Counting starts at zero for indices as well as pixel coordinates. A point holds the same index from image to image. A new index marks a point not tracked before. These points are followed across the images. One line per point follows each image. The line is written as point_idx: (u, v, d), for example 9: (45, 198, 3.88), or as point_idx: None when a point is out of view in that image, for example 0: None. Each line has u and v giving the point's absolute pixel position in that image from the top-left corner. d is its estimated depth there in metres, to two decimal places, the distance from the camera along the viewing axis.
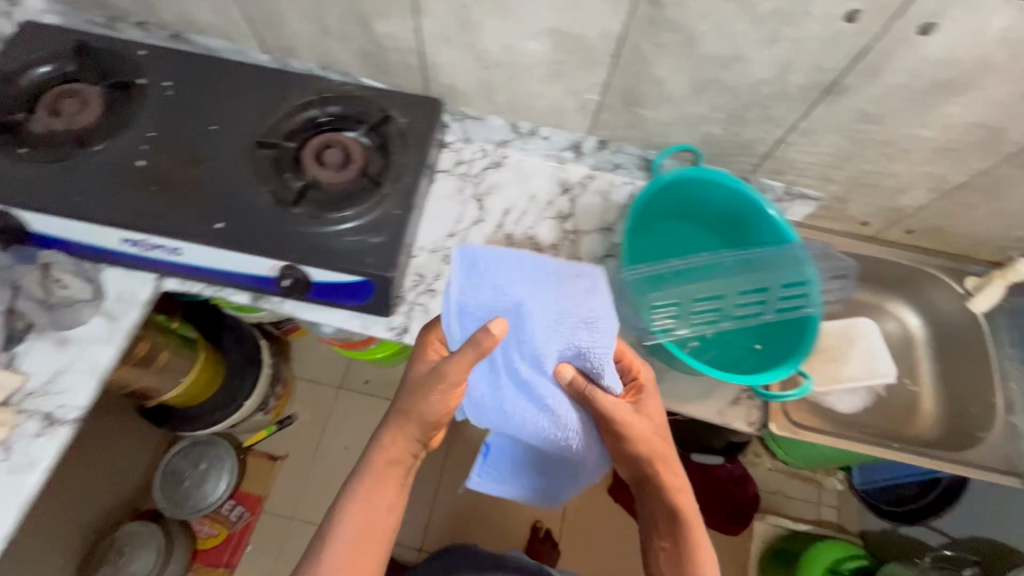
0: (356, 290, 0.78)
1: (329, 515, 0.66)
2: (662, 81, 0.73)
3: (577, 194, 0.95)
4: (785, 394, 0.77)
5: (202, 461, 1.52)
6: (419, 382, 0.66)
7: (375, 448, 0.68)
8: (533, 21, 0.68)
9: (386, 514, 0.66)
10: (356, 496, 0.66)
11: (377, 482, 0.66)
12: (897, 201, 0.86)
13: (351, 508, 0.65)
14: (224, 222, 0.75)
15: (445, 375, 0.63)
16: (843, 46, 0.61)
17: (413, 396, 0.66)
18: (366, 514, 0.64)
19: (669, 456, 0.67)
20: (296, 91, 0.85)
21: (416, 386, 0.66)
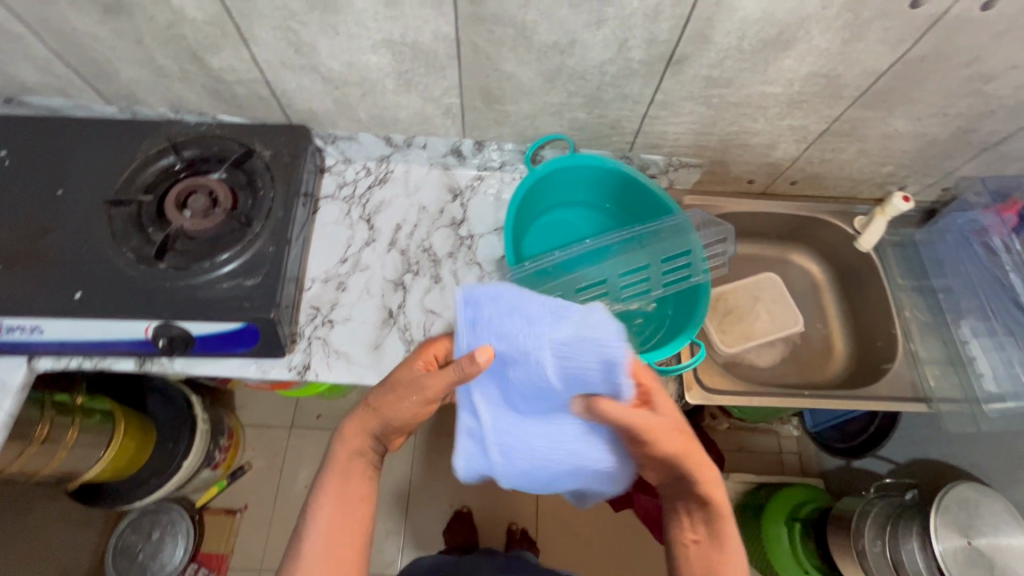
0: (242, 337, 0.74)
1: (293, 536, 0.57)
2: (511, 75, 0.72)
3: (468, 198, 0.94)
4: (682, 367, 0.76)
5: (155, 530, 1.45)
6: (392, 384, 0.59)
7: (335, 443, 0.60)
8: (364, 35, 0.66)
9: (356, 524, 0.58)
10: (324, 507, 0.57)
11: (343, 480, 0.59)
12: (772, 156, 0.88)
13: (317, 510, 0.57)
14: (83, 291, 0.71)
15: (423, 388, 0.56)
16: (666, 18, 0.61)
17: (381, 391, 0.59)
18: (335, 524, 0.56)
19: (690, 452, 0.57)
20: (147, 140, 0.81)
21: (389, 388, 0.59)
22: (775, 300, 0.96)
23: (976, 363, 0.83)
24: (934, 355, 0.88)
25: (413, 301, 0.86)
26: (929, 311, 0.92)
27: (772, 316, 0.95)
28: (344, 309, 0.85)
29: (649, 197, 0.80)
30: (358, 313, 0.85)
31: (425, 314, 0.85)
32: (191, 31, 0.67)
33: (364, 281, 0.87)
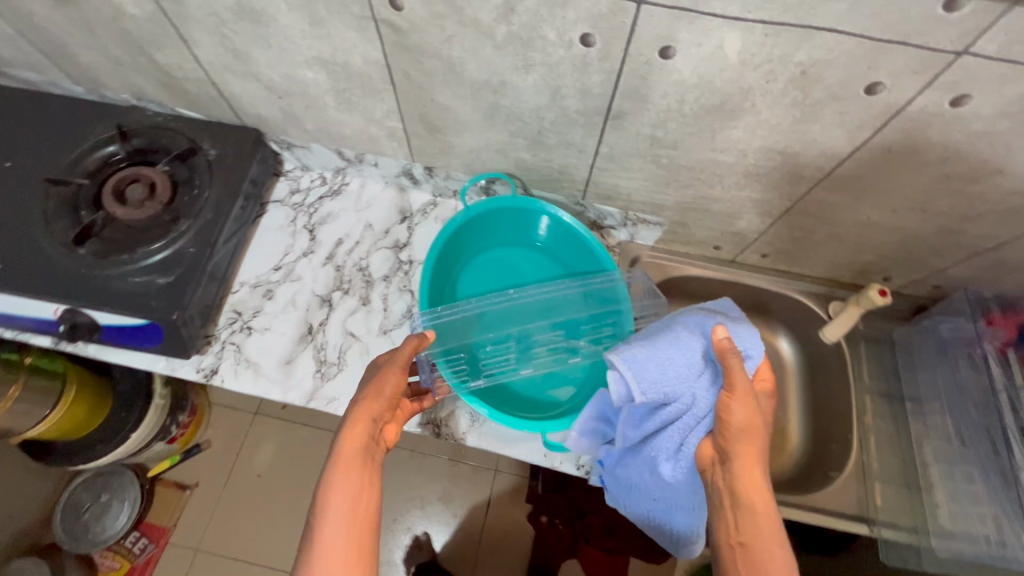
0: (147, 333, 0.74)
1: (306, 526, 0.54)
2: (449, 108, 0.69)
3: (416, 222, 0.91)
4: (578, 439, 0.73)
5: (104, 493, 1.49)
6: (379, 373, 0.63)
7: (335, 441, 0.58)
8: (296, 50, 0.64)
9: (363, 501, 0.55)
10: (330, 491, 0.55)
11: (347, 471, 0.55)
12: (737, 226, 0.80)
13: (327, 499, 0.54)
14: (1, 265, 0.72)
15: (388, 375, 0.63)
16: (594, 70, 0.56)
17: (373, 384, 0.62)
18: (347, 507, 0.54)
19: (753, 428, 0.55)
20: (103, 125, 0.82)
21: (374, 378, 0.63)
22: None
23: (932, 490, 0.74)
24: (888, 471, 0.79)
25: (336, 320, 0.84)
26: (894, 421, 0.82)
27: None
28: (265, 317, 0.83)
29: (587, 250, 0.79)
30: (278, 324, 0.83)
31: (345, 336, 0.83)
32: (134, 26, 0.67)
33: (291, 292, 0.86)
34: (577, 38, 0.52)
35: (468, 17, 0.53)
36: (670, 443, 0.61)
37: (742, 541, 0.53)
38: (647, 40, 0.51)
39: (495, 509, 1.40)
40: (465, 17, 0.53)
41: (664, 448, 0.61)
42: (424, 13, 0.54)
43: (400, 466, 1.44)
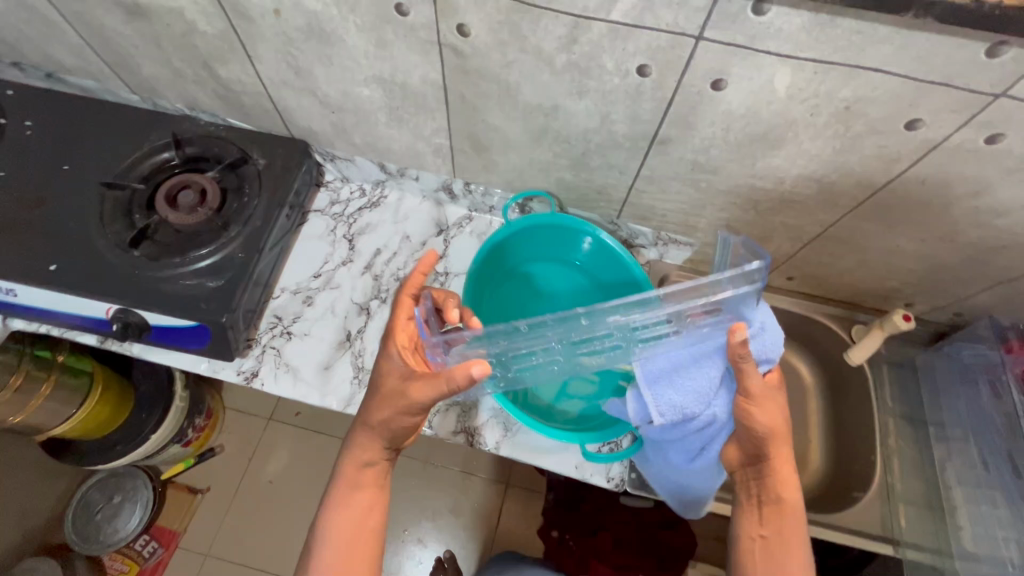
0: (194, 335, 0.76)
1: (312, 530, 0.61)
2: (498, 128, 0.72)
3: (452, 236, 0.94)
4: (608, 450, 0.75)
5: (117, 494, 1.49)
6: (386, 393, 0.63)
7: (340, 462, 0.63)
8: (356, 69, 0.68)
9: (366, 518, 0.61)
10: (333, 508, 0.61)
11: (348, 494, 0.61)
12: (766, 249, 0.83)
13: (329, 518, 0.60)
14: (58, 265, 0.75)
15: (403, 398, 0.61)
16: (647, 97, 0.59)
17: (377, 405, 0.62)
18: (345, 528, 0.59)
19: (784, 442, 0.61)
20: (158, 133, 0.85)
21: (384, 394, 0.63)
22: None
23: (955, 513, 0.75)
24: (912, 493, 0.80)
25: (373, 328, 0.86)
26: (916, 444, 0.84)
27: None
28: (305, 323, 0.86)
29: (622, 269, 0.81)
30: (317, 330, 0.85)
31: (382, 344, 0.85)
32: (202, 41, 0.71)
33: (330, 300, 0.88)
34: (634, 68, 0.56)
35: (531, 46, 0.57)
36: (695, 445, 0.68)
37: (763, 533, 0.60)
38: (701, 73, 0.54)
39: (507, 522, 1.41)
40: (528, 45, 0.57)
41: (687, 448, 0.69)
42: (489, 40, 0.58)
43: (414, 476, 1.45)
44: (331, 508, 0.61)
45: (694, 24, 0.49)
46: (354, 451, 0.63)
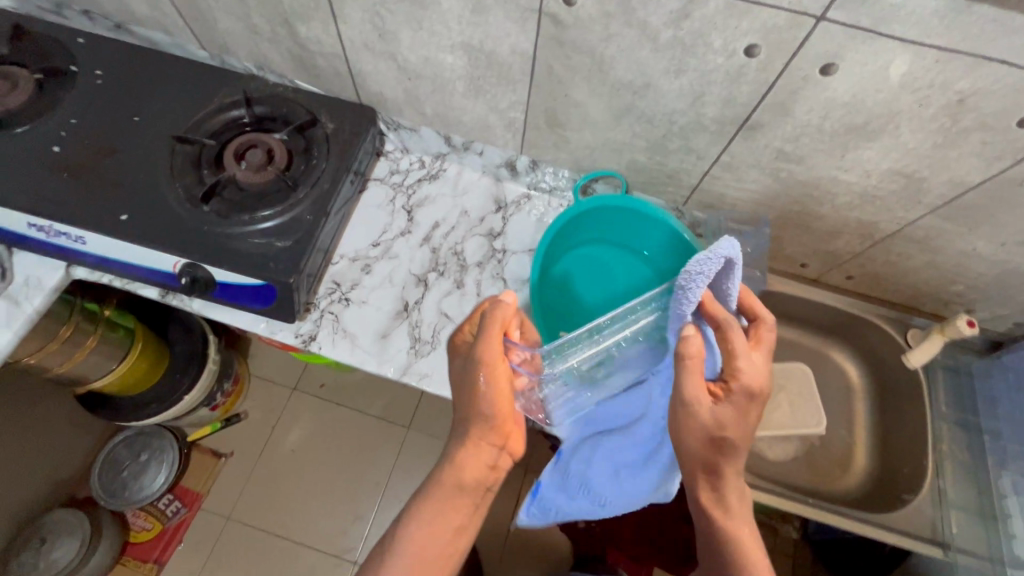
0: (259, 294, 0.76)
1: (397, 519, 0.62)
2: (580, 104, 0.71)
3: (510, 213, 0.93)
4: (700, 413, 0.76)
5: (144, 453, 1.50)
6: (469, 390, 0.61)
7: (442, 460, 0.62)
8: (445, 34, 0.67)
9: (452, 528, 0.61)
10: (422, 511, 0.61)
11: (440, 501, 0.61)
12: (832, 245, 0.82)
13: (413, 521, 0.60)
14: (129, 215, 0.75)
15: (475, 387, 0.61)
16: (748, 79, 0.58)
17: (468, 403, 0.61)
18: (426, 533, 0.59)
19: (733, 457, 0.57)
20: (227, 90, 0.85)
21: (469, 393, 0.61)
22: (802, 394, 0.90)
23: None
24: (962, 499, 0.80)
25: (430, 300, 0.86)
26: (969, 450, 0.84)
27: (795, 411, 0.90)
28: (363, 291, 0.85)
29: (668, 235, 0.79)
30: (374, 299, 0.85)
31: (438, 316, 0.85)
32: None
33: (388, 269, 0.88)
34: (742, 48, 0.55)
35: (637, 19, 0.56)
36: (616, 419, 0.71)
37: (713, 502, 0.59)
38: (812, 57, 0.53)
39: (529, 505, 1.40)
40: (634, 18, 0.56)
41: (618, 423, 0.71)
42: (594, 10, 0.57)
43: None
44: (421, 508, 0.61)
45: (819, 4, 0.48)
46: (462, 454, 0.61)
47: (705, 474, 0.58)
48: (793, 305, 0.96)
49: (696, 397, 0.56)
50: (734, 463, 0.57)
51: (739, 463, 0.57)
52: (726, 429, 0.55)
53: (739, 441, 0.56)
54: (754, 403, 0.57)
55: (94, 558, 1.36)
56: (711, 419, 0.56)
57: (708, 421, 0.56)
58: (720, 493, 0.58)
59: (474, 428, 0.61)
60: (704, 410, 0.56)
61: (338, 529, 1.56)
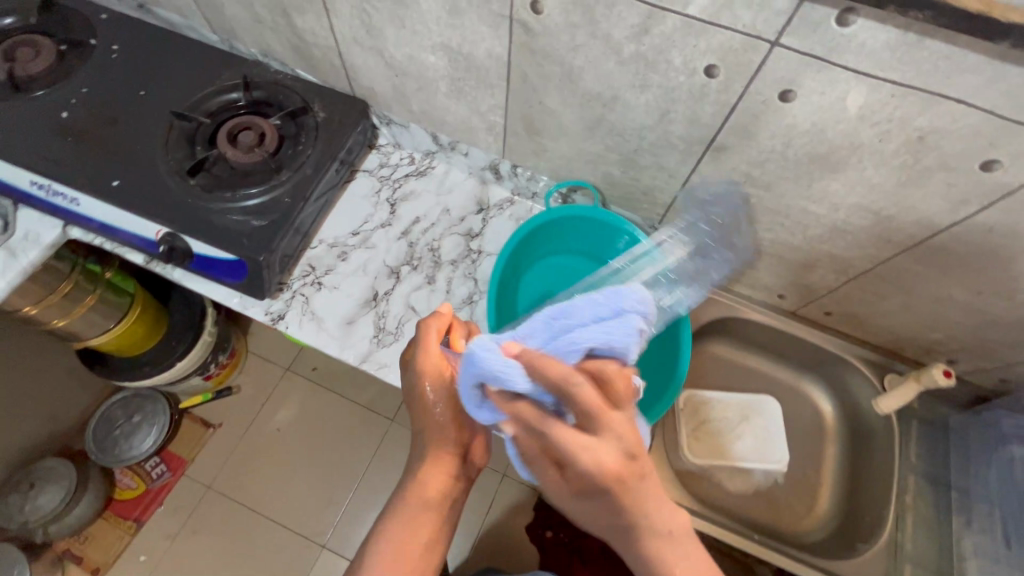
0: (231, 268, 0.79)
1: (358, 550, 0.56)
2: (554, 112, 0.72)
3: (491, 216, 0.94)
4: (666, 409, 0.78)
5: (137, 414, 1.56)
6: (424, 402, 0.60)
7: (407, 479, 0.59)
8: (426, 34, 0.69)
9: (421, 556, 0.55)
10: (382, 537, 0.55)
11: (406, 526, 0.55)
12: (808, 278, 0.80)
13: (374, 546, 0.55)
14: (121, 182, 0.79)
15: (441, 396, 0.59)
16: (710, 100, 0.58)
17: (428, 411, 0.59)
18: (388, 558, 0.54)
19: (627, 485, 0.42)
20: (230, 73, 0.89)
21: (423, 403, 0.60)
22: (765, 427, 0.92)
23: None
24: (921, 556, 0.77)
25: (400, 292, 0.88)
26: (935, 507, 0.80)
27: (756, 443, 0.91)
28: (336, 277, 0.88)
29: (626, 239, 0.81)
30: (346, 285, 0.87)
31: (405, 309, 0.86)
32: None
33: (364, 258, 0.90)
34: (702, 67, 0.55)
35: (601, 31, 0.56)
36: None
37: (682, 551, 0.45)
38: (770, 83, 0.53)
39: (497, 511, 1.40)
40: (598, 31, 0.56)
41: None
42: (561, 20, 0.58)
43: None
44: (383, 531, 0.56)
45: (773, 29, 0.48)
46: (425, 466, 0.58)
47: (614, 531, 0.45)
48: (769, 337, 0.94)
49: (587, 446, 0.40)
50: (628, 493, 0.42)
51: (653, 495, 0.44)
52: (618, 476, 0.41)
53: (618, 472, 0.41)
54: (618, 480, 0.41)
55: (77, 508, 1.42)
56: (608, 467, 0.40)
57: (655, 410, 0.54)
58: (602, 517, 0.44)
59: (439, 440, 0.59)
60: (599, 455, 0.40)
61: (312, 511, 1.58)
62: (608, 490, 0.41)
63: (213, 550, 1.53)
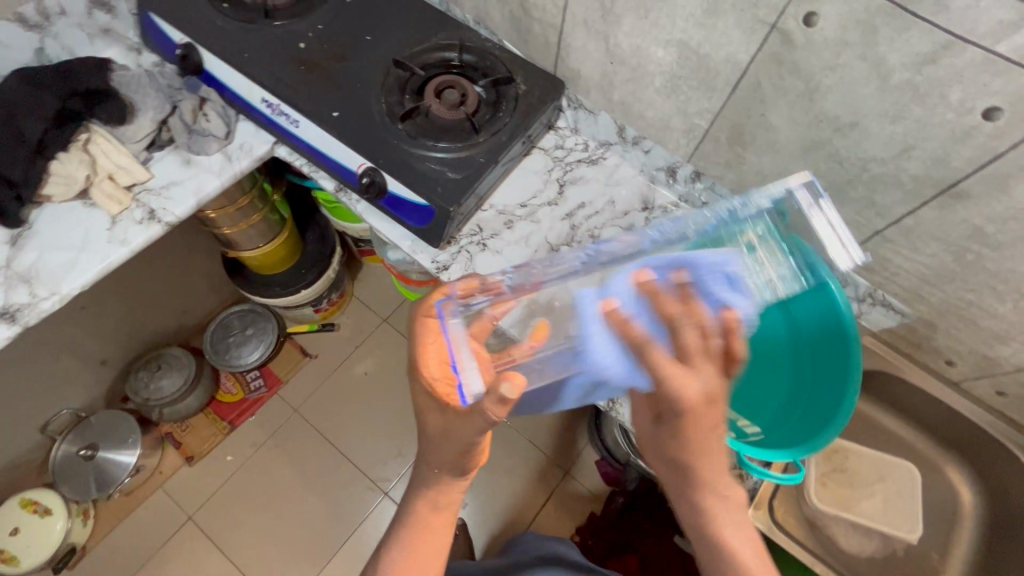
0: (418, 212, 0.85)
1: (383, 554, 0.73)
2: (772, 127, 0.71)
3: (654, 216, 0.93)
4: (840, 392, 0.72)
5: (250, 327, 1.66)
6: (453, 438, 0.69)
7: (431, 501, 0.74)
8: (667, 28, 0.71)
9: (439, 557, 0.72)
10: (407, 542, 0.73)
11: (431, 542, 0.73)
12: (994, 350, 0.74)
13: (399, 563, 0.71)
14: (339, 114, 0.86)
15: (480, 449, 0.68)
16: (970, 143, 0.56)
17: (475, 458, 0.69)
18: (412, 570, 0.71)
19: (702, 418, 0.55)
20: (444, 34, 0.95)
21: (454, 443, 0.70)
22: (897, 489, 0.89)
23: None
24: None
25: None
26: None
27: (884, 505, 0.88)
28: (500, 242, 0.91)
29: None
30: (507, 252, 0.90)
31: None
32: None
33: (528, 230, 0.92)
34: (981, 108, 0.53)
35: (875, 54, 0.56)
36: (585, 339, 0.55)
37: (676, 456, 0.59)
38: None
39: (558, 510, 1.41)
40: (873, 53, 0.56)
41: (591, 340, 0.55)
42: (832, 36, 0.57)
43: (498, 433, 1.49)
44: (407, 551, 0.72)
45: None
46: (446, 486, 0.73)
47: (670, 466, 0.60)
48: (917, 399, 0.89)
49: (680, 380, 0.52)
50: (697, 429, 0.55)
51: (714, 466, 0.58)
52: (696, 409, 0.54)
53: (696, 404, 0.53)
54: (693, 412, 0.54)
55: (189, 398, 1.57)
56: (694, 395, 0.53)
57: (688, 396, 0.52)
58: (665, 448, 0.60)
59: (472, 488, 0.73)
60: (689, 390, 0.52)
61: (380, 457, 1.66)
62: (683, 413, 0.54)
63: (289, 469, 1.63)
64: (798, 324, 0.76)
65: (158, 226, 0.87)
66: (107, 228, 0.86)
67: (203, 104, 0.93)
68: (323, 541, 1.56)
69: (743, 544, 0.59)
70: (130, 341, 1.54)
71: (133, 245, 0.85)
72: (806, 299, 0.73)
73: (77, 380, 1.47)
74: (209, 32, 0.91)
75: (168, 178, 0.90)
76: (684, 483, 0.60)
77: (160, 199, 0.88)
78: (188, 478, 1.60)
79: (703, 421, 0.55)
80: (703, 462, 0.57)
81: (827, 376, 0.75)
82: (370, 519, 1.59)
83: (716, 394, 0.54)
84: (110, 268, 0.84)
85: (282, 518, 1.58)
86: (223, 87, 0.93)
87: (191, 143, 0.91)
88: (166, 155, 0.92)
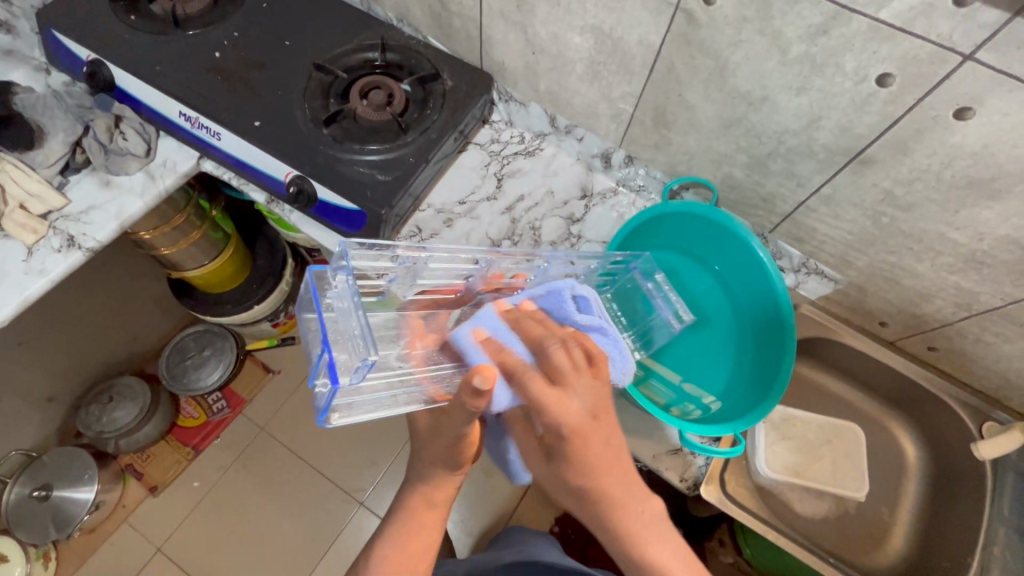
0: (352, 218, 0.83)
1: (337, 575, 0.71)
2: (691, 106, 0.72)
3: (594, 204, 0.93)
4: (776, 376, 0.73)
5: (207, 348, 1.61)
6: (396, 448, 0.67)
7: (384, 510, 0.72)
8: (579, 14, 0.70)
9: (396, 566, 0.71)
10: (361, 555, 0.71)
11: None
12: (921, 307, 0.76)
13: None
14: (261, 123, 0.84)
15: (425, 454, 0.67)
16: (871, 108, 0.57)
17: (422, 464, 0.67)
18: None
19: (592, 437, 0.54)
20: (367, 34, 0.93)
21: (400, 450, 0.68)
22: (846, 452, 0.93)
23: None
24: None
25: None
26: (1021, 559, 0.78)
27: (835, 468, 0.92)
28: (440, 242, 0.90)
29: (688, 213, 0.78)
30: None
31: None
32: None
33: (468, 227, 0.91)
34: (875, 75, 0.55)
35: (773, 28, 0.57)
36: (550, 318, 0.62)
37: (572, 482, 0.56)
38: (947, 96, 0.52)
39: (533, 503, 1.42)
40: (770, 28, 0.57)
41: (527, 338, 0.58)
42: (731, 13, 0.58)
43: None
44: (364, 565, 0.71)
45: (970, 42, 0.48)
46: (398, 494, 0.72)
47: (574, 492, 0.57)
48: (859, 361, 0.92)
49: (559, 402, 0.53)
50: (583, 450, 0.55)
51: (616, 481, 0.57)
52: (583, 425, 0.54)
53: (580, 420, 0.54)
54: (580, 430, 0.54)
55: (147, 427, 1.52)
56: (574, 419, 0.53)
57: (570, 417, 0.53)
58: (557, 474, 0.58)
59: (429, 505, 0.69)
60: (572, 406, 0.53)
61: (352, 468, 1.63)
62: (566, 433, 0.54)
63: (259, 490, 1.59)
64: (741, 309, 0.80)
65: (78, 253, 0.83)
66: (23, 259, 0.82)
67: (119, 121, 0.89)
68: (300, 559, 1.53)
69: (661, 552, 0.57)
70: (79, 374, 1.49)
71: (53, 276, 0.81)
72: (747, 283, 0.78)
73: (24, 419, 1.42)
74: (118, 46, 0.87)
75: (87, 202, 0.86)
76: (601, 505, 0.57)
77: (80, 224, 0.85)
78: (154, 509, 1.55)
79: (590, 441, 0.55)
80: (603, 480, 0.56)
81: (768, 354, 0.77)
82: (345, 532, 1.56)
83: (597, 412, 0.55)
84: (28, 301, 0.80)
85: (255, 540, 1.54)
86: (139, 103, 0.90)
87: (109, 163, 0.87)
88: (84, 177, 0.88)
